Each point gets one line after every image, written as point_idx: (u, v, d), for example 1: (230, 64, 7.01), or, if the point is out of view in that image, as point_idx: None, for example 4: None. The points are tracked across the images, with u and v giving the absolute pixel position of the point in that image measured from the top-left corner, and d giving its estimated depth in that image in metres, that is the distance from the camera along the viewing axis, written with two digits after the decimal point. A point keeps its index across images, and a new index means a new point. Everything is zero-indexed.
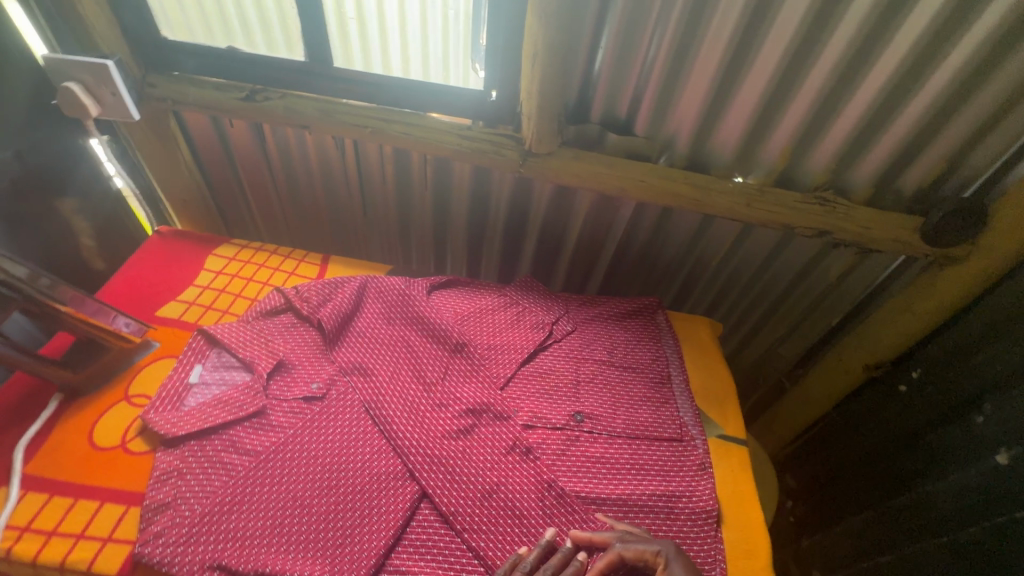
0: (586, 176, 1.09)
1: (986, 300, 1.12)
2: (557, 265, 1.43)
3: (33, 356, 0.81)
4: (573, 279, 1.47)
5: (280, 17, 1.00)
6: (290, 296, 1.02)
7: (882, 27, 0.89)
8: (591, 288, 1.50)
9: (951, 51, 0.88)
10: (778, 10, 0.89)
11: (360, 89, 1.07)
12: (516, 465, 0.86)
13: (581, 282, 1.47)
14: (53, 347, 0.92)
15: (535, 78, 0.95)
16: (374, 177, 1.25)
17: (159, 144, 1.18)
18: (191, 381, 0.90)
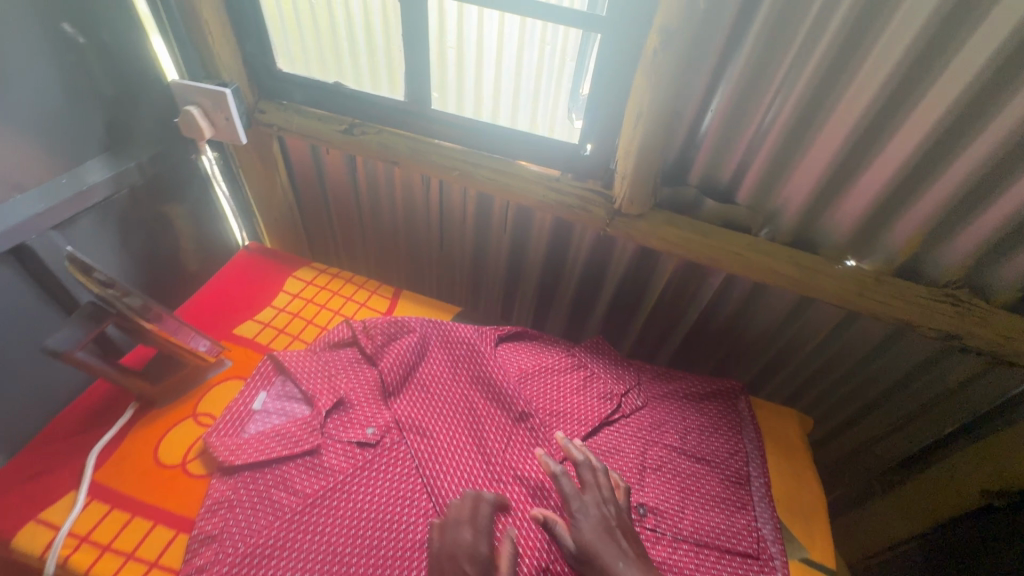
0: (677, 244, 1.00)
1: None
2: (630, 325, 1.35)
3: (114, 367, 0.83)
4: (645, 341, 1.38)
5: (385, 60, 1.02)
6: (356, 333, 1.03)
7: None
8: (663, 352, 1.39)
9: None
10: (927, 87, 0.78)
11: (453, 132, 1.06)
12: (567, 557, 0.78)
13: (653, 344, 1.38)
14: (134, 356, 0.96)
15: (635, 138, 0.89)
16: (455, 216, 1.24)
17: (262, 165, 1.25)
18: (254, 407, 0.91)
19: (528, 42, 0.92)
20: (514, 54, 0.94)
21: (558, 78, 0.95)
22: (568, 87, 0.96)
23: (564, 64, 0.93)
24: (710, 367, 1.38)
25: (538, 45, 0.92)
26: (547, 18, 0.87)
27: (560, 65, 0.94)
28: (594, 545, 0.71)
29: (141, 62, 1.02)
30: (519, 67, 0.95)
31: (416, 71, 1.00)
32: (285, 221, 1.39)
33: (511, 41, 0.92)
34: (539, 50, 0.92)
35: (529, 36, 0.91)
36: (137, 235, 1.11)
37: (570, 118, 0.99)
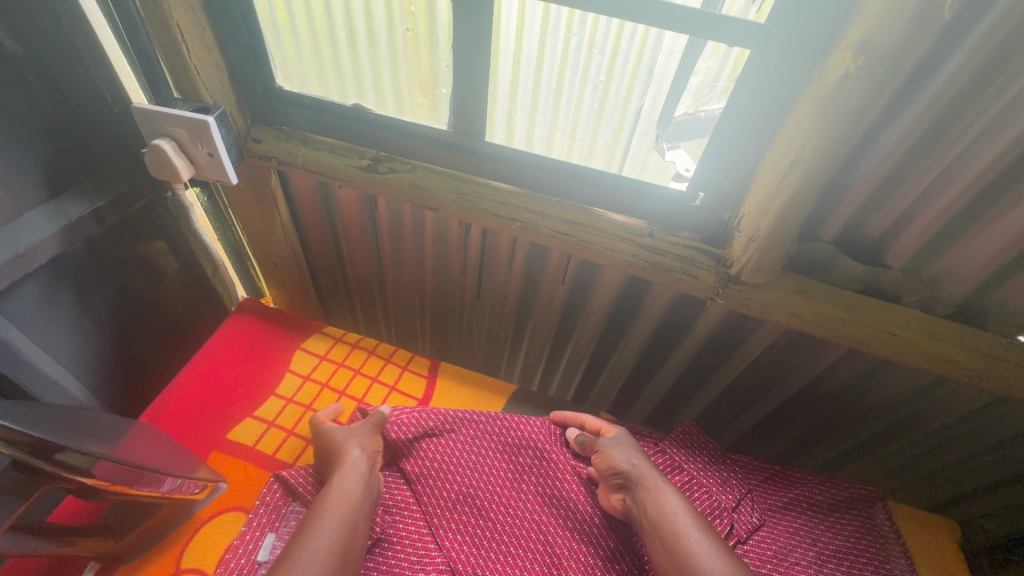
0: (808, 318, 0.77)
1: None
2: (703, 392, 1.11)
3: (48, 538, 0.59)
4: (720, 409, 1.14)
5: (387, 67, 0.76)
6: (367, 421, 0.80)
7: None
8: (741, 423, 1.16)
9: None
10: None
11: (512, 171, 0.81)
12: None
13: (730, 414, 1.14)
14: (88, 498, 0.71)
15: (778, 192, 0.65)
16: (499, 265, 1.00)
17: (256, 204, 0.99)
18: (259, 559, 0.67)
19: (550, 29, 0.66)
20: (595, 67, 0.68)
21: (592, 82, 0.69)
22: (658, 107, 0.70)
23: (606, 69, 0.68)
24: (797, 439, 1.15)
25: (564, 39, 0.66)
26: (666, 28, 0.61)
27: (601, 71, 0.68)
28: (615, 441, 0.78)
29: (96, 87, 0.75)
30: (592, 86, 0.70)
31: (464, 90, 0.74)
32: (284, 267, 1.13)
33: (590, 51, 0.66)
34: (563, 42, 0.67)
35: (551, 23, 0.65)
36: (96, 306, 0.85)
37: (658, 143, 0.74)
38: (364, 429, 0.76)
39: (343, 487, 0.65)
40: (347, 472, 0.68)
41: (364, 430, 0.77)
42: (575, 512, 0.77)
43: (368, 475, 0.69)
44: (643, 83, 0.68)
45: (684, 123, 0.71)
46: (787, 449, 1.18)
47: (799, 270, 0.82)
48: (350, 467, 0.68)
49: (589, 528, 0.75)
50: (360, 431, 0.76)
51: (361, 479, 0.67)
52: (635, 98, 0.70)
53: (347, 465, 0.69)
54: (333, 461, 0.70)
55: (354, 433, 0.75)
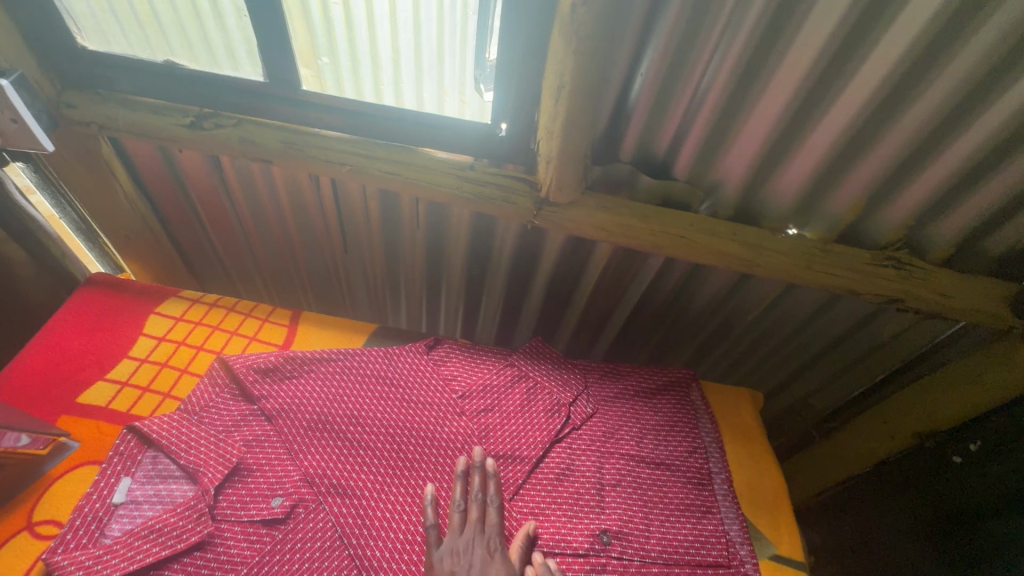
0: (614, 230, 0.89)
1: None
2: (566, 316, 1.24)
3: None
4: (584, 330, 1.27)
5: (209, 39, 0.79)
6: (460, 506, 0.77)
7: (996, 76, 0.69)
8: (604, 339, 1.30)
9: None
10: (865, 51, 0.69)
11: (336, 117, 0.85)
12: None
13: (592, 333, 1.28)
14: None
15: (559, 114, 0.74)
16: (358, 219, 1.04)
17: (93, 178, 0.96)
18: (115, 502, 0.71)
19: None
20: (404, 17, 0.72)
21: (392, 40, 0.75)
22: (468, 51, 0.76)
23: (465, 18, 0.72)
24: (651, 346, 1.30)
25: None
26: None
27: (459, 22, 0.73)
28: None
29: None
30: (403, 37, 0.74)
31: (274, 41, 0.77)
32: (139, 241, 1.12)
33: (460, 9, 0.71)
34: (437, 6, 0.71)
35: None
36: None
37: (479, 90, 0.81)
38: (468, 539, 0.73)
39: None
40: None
41: (485, 543, 0.73)
42: (434, 430, 0.86)
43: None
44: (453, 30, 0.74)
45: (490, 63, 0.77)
46: (647, 357, 1.34)
47: (611, 190, 0.94)
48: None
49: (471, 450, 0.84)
50: (479, 546, 0.73)
51: None
52: (451, 46, 0.75)
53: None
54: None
55: (454, 555, 0.71)
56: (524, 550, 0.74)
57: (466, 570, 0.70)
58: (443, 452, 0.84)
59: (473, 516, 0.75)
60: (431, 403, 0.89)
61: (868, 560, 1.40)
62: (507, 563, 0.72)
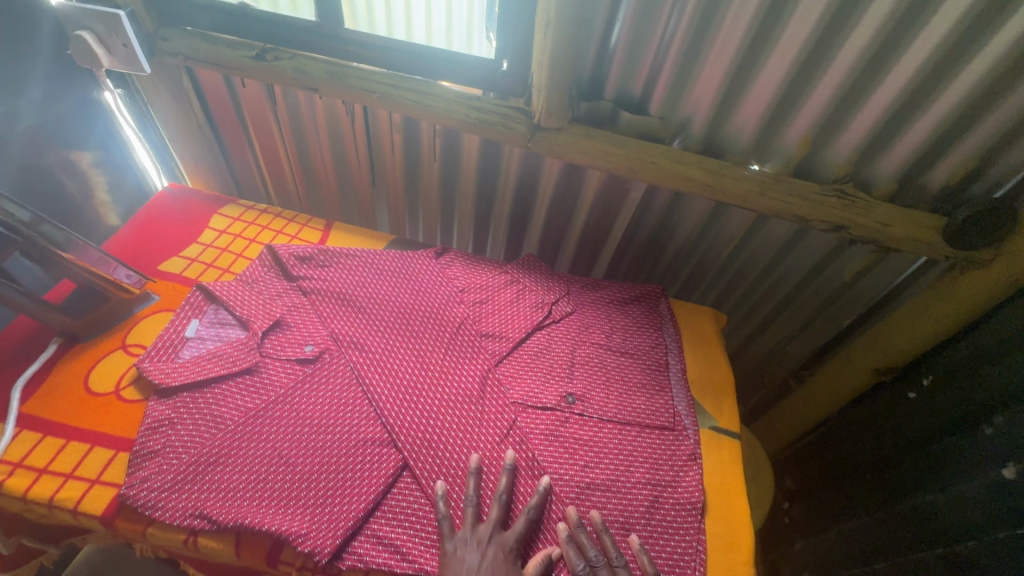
0: (595, 155, 1.06)
1: (999, 318, 1.10)
2: (563, 249, 1.41)
3: (31, 299, 0.84)
4: (579, 263, 1.43)
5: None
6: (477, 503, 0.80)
7: (907, 21, 0.84)
8: (597, 274, 1.46)
9: (980, 49, 0.84)
10: (798, 0, 0.85)
11: (371, 53, 1.05)
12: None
13: (587, 267, 1.44)
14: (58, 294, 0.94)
15: (547, 47, 0.93)
16: (384, 147, 1.25)
17: (178, 100, 1.21)
18: (187, 334, 0.91)
19: None
20: None
21: None
22: (482, 8, 0.97)
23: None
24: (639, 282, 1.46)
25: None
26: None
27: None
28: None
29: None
30: None
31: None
32: (205, 160, 1.36)
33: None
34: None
35: None
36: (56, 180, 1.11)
37: (488, 37, 1.01)
38: (483, 537, 0.76)
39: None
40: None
41: (501, 542, 0.77)
42: (437, 315, 1.03)
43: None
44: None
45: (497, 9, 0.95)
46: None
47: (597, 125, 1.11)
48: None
49: (467, 331, 1.01)
50: (494, 544, 0.76)
51: None
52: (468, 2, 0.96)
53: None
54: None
55: (467, 547, 0.75)
56: (543, 567, 0.75)
57: (477, 564, 0.73)
58: (443, 329, 1.01)
59: (492, 515, 0.79)
60: (436, 296, 1.06)
61: (825, 497, 1.48)
62: (521, 571, 0.75)
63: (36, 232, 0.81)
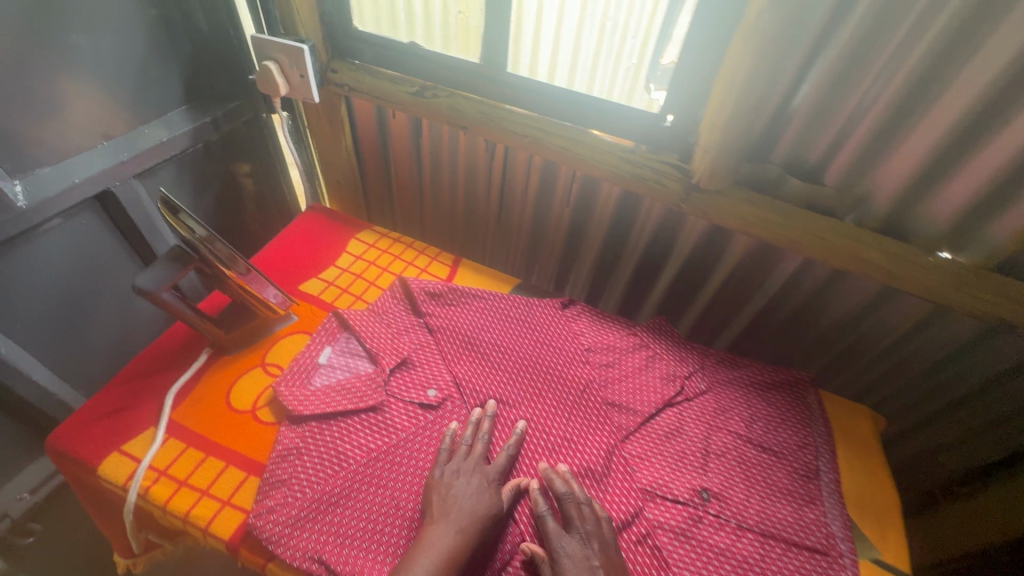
0: (752, 221, 0.96)
1: None
2: (687, 309, 1.31)
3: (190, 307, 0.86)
4: (702, 326, 1.32)
5: (439, 31, 1.02)
6: (467, 442, 0.84)
7: None
8: (721, 340, 1.34)
9: None
10: None
11: (527, 97, 1.04)
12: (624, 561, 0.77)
13: (710, 330, 1.33)
14: (211, 305, 0.99)
15: (725, 108, 0.86)
16: (517, 187, 1.22)
17: (330, 129, 1.26)
18: (320, 361, 0.92)
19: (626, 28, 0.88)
20: (600, 21, 0.89)
21: (586, 37, 0.92)
22: (648, 58, 0.91)
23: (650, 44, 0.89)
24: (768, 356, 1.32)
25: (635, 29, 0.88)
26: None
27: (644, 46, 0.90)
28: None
29: (204, 16, 1.05)
30: (599, 32, 0.91)
31: (494, 34, 0.97)
32: (344, 185, 1.40)
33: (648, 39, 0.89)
34: (635, 34, 0.89)
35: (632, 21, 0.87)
36: (206, 182, 1.21)
37: (649, 89, 0.94)
38: (471, 465, 0.80)
39: (443, 534, 0.71)
40: (443, 522, 0.72)
41: (484, 471, 0.80)
42: (561, 373, 0.97)
43: (485, 524, 0.74)
44: (637, 37, 0.89)
45: (670, 67, 0.90)
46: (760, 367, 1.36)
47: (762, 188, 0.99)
48: (454, 511, 0.73)
49: (592, 397, 0.94)
50: (478, 471, 0.80)
51: (452, 526, 0.72)
52: (633, 54, 0.92)
53: (454, 513, 0.73)
54: (433, 505, 0.75)
55: (456, 473, 0.79)
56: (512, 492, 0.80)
57: (462, 484, 0.77)
58: (567, 391, 0.95)
59: (477, 450, 0.83)
60: (559, 351, 1.01)
61: None
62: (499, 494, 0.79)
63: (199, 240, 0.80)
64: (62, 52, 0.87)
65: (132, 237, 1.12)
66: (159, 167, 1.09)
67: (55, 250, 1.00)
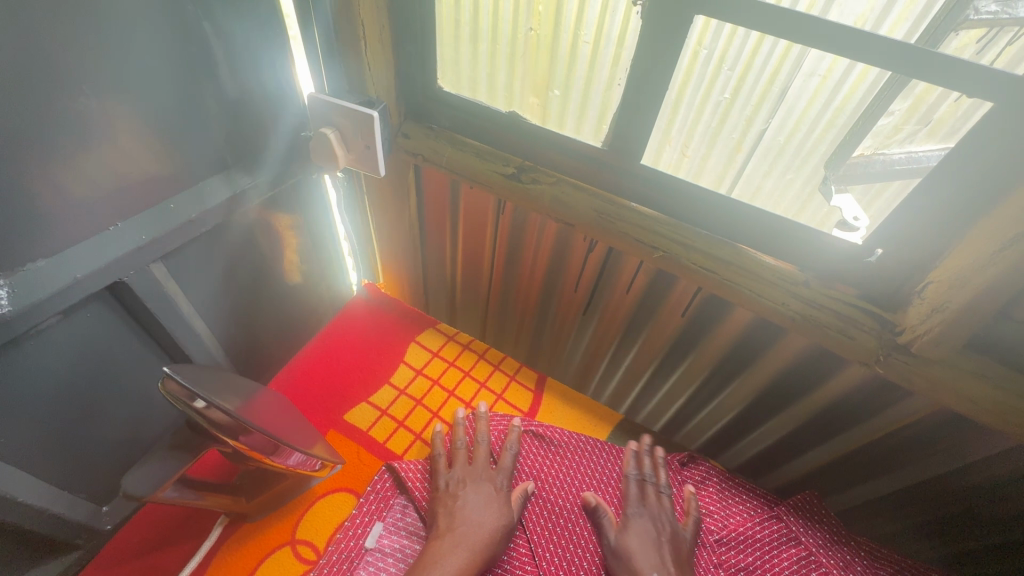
0: (984, 406, 0.67)
1: None
2: (798, 463, 1.01)
3: (189, 492, 0.62)
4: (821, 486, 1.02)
5: (507, 66, 0.78)
6: (467, 445, 0.77)
7: None
8: (842, 505, 1.03)
9: None
10: None
11: (664, 198, 0.79)
12: None
13: (831, 492, 1.02)
14: (203, 468, 0.74)
15: (984, 262, 0.58)
16: (612, 291, 0.96)
17: (390, 197, 1.04)
18: (366, 544, 0.69)
19: (782, 103, 0.63)
20: (751, 94, 0.64)
21: (741, 121, 0.67)
22: (825, 148, 0.64)
23: (813, 127, 0.63)
24: (906, 538, 1.00)
25: (795, 108, 0.63)
26: (912, 74, 0.54)
27: (805, 129, 0.64)
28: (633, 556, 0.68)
29: (268, 72, 0.82)
30: (766, 120, 0.65)
31: (631, 113, 0.72)
32: (401, 255, 1.20)
33: (811, 121, 0.63)
34: (794, 117, 0.63)
35: (786, 97, 0.62)
36: (236, 259, 0.98)
37: (813, 193, 0.69)
38: (477, 472, 0.73)
39: (450, 551, 0.63)
40: (450, 538, 0.65)
41: (491, 481, 0.73)
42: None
43: (496, 541, 0.66)
44: (789, 119, 0.64)
45: (857, 166, 0.62)
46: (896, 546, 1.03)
47: (997, 360, 0.68)
48: (460, 526, 0.66)
49: None
50: (485, 481, 0.73)
51: (462, 534, 0.65)
52: (802, 144, 0.66)
53: (461, 527, 0.66)
54: (439, 518, 0.68)
55: (462, 482, 0.72)
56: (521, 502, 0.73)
57: (470, 495, 0.70)
58: None
59: (481, 455, 0.76)
60: None
61: None
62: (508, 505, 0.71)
63: (195, 410, 0.56)
64: (87, 129, 0.65)
65: (148, 326, 0.91)
66: (187, 246, 0.88)
67: (59, 351, 0.80)
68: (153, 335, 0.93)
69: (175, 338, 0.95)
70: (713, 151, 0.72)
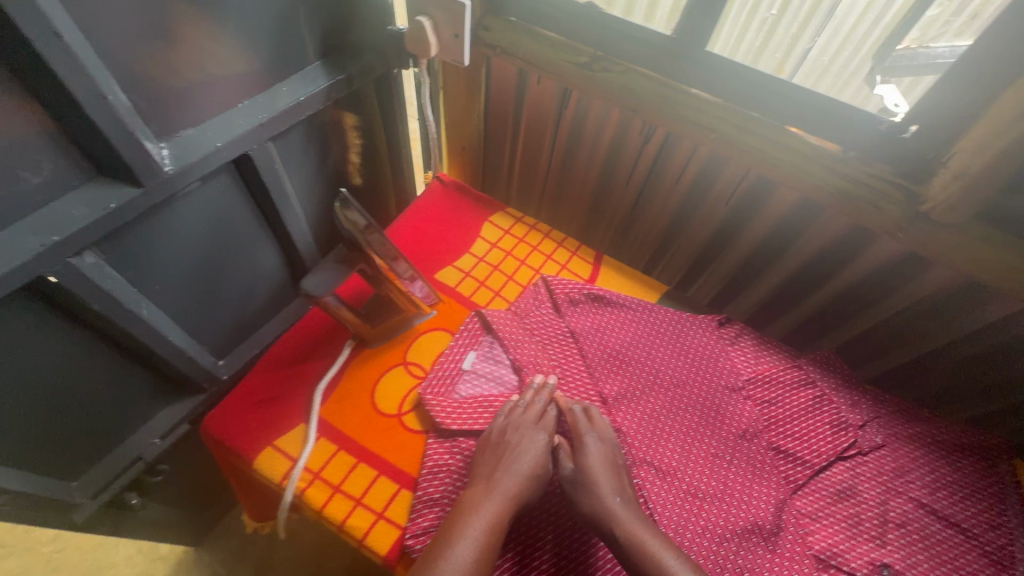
0: (990, 266, 0.79)
1: None
2: (827, 333, 1.16)
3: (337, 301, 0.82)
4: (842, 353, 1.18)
5: None
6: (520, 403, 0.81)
7: None
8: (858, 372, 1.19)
9: None
10: None
11: (724, 85, 0.88)
12: (704, 453, 0.83)
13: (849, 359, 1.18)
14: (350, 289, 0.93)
15: (1004, 129, 0.70)
16: (666, 177, 1.09)
17: (464, 93, 1.15)
18: (464, 366, 0.86)
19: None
20: None
21: (812, 8, 0.77)
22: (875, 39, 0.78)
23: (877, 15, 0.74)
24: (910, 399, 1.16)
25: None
26: None
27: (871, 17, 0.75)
28: (594, 470, 0.74)
29: None
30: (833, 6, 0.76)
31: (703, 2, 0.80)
32: (467, 154, 1.31)
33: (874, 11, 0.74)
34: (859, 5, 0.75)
35: None
36: (327, 144, 1.11)
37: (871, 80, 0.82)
38: (520, 423, 0.78)
39: (484, 499, 0.69)
40: (485, 486, 0.71)
41: (534, 434, 0.77)
42: (724, 414, 0.87)
43: (529, 486, 0.73)
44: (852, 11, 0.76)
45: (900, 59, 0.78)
46: None
47: (1008, 227, 0.80)
48: (498, 477, 0.71)
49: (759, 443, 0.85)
50: (529, 434, 0.77)
51: (493, 491, 0.70)
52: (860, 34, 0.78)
53: (501, 474, 0.72)
54: (483, 464, 0.74)
55: (506, 429, 0.77)
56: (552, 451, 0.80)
57: (515, 446, 0.75)
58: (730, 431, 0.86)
59: (529, 412, 0.80)
60: (720, 388, 0.90)
61: None
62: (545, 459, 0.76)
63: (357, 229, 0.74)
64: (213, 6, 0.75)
65: (260, 200, 1.06)
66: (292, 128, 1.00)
67: (199, 212, 0.95)
68: (264, 208, 1.07)
69: (281, 211, 1.09)
70: (781, 40, 0.83)
